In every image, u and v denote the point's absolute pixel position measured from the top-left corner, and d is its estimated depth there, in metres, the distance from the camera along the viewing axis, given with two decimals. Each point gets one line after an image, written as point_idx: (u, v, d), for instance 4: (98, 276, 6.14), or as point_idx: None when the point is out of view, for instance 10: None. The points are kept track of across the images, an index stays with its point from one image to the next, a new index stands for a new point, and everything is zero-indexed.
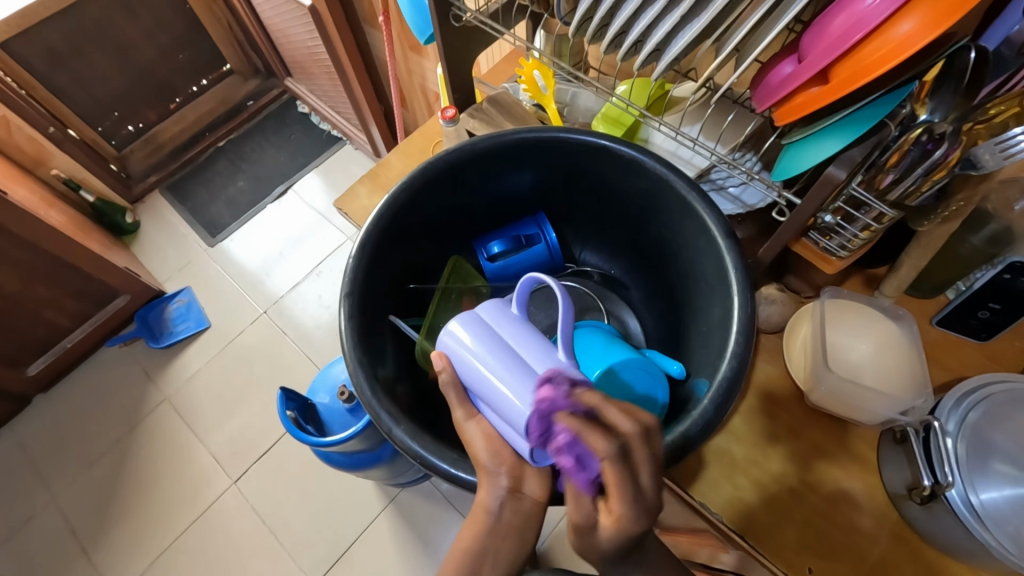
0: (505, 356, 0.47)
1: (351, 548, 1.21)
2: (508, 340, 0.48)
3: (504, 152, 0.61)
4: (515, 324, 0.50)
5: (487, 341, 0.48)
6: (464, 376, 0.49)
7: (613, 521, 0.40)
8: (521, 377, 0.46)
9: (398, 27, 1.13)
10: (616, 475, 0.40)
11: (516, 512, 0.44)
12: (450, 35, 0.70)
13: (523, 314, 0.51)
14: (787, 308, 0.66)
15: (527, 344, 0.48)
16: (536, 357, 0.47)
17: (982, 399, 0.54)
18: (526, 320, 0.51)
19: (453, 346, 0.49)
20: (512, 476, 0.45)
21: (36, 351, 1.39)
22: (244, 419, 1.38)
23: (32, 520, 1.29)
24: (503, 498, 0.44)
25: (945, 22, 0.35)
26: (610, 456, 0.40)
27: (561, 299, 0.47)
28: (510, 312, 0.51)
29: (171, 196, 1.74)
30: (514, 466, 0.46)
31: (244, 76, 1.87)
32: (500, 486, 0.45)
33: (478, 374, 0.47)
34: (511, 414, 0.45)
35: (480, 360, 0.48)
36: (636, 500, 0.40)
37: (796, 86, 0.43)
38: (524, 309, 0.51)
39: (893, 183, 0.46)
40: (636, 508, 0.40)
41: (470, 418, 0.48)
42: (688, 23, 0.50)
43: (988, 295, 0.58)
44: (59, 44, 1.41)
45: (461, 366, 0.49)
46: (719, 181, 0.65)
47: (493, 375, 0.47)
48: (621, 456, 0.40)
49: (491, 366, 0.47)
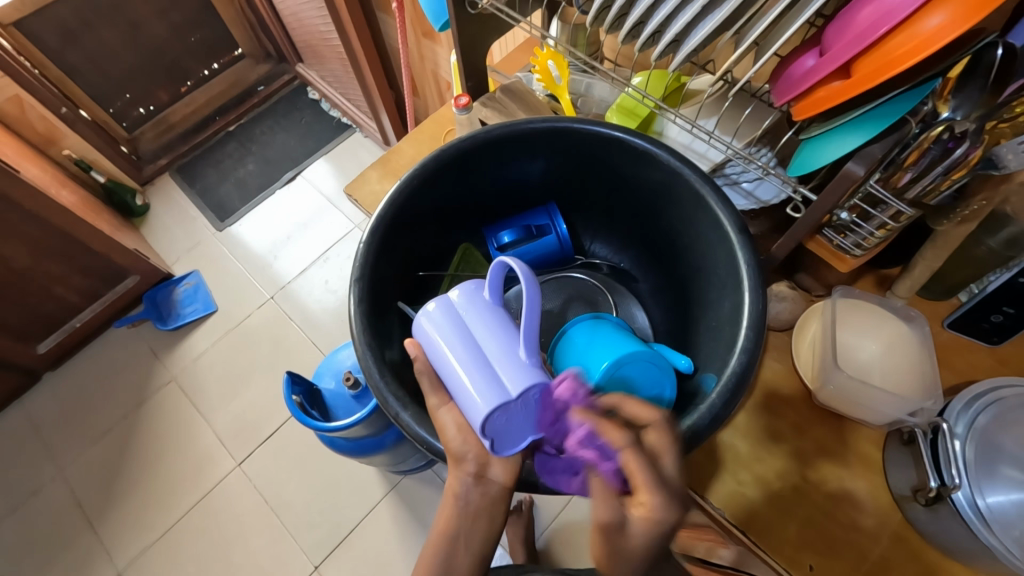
0: (474, 352, 0.48)
1: (352, 533, 1.22)
2: (480, 329, 0.49)
3: (517, 140, 0.61)
4: (486, 315, 0.50)
5: (458, 330, 0.49)
6: (436, 361, 0.50)
7: (644, 516, 0.42)
8: (488, 369, 0.47)
9: (412, 13, 1.12)
10: (640, 461, 0.43)
11: (483, 496, 0.47)
12: (465, 21, 0.69)
13: (494, 299, 0.52)
14: (797, 305, 0.66)
15: (496, 336, 0.49)
16: (500, 353, 0.48)
17: (993, 402, 0.54)
18: (497, 306, 0.51)
19: (426, 334, 0.50)
20: (478, 464, 0.46)
21: (46, 328, 1.41)
22: (248, 401, 1.39)
23: (39, 495, 1.31)
24: (470, 485, 0.46)
25: (974, 17, 0.34)
26: (630, 444, 0.43)
27: (527, 289, 0.47)
28: (482, 303, 0.51)
29: (180, 178, 1.74)
30: (480, 453, 0.46)
31: (255, 60, 1.87)
32: (465, 473, 0.46)
33: (448, 363, 0.48)
34: (471, 408, 0.46)
35: (453, 352, 0.48)
36: (656, 479, 0.42)
37: (817, 80, 0.43)
38: (496, 296, 0.52)
39: (912, 181, 0.45)
40: (658, 493, 0.42)
41: (443, 405, 0.49)
42: (709, 13, 0.49)
43: (1002, 299, 0.58)
44: (70, 22, 1.41)
45: (435, 355, 0.50)
46: (733, 176, 0.65)
47: (463, 361, 0.48)
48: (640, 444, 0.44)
49: (462, 359, 0.48)
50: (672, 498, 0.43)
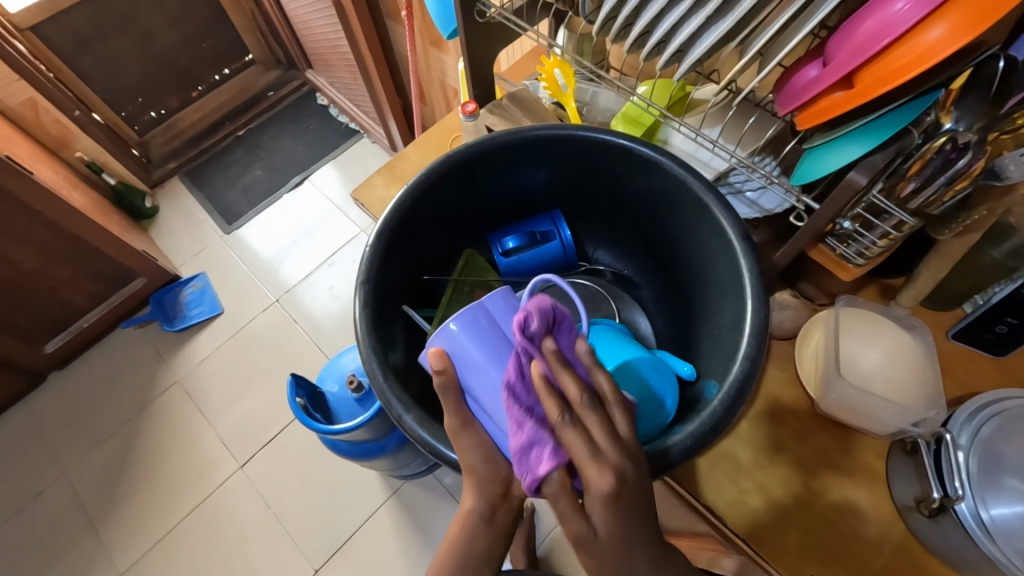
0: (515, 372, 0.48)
1: (353, 536, 1.22)
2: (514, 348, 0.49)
3: (522, 147, 0.61)
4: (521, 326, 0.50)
5: (491, 349, 0.49)
6: (467, 377, 0.49)
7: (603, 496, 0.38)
8: None
9: (421, 20, 1.14)
10: (576, 437, 0.39)
11: (500, 512, 0.45)
12: (473, 30, 0.70)
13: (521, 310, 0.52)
14: (800, 314, 0.66)
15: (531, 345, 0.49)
16: None
17: (996, 414, 0.54)
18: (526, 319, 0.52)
19: (460, 348, 0.49)
20: (499, 483, 0.45)
21: (55, 328, 1.42)
22: (253, 403, 1.39)
23: (44, 494, 1.32)
24: (487, 500, 0.45)
25: (975, 29, 0.35)
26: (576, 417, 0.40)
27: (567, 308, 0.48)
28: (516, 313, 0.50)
29: (190, 182, 1.76)
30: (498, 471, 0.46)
31: (265, 66, 1.89)
32: (485, 491, 0.45)
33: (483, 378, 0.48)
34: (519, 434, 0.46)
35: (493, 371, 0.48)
36: (597, 455, 0.39)
37: (819, 90, 0.44)
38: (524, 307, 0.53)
39: (914, 192, 0.46)
40: (602, 468, 0.38)
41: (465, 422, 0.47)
42: (713, 23, 0.49)
43: (1006, 310, 0.58)
44: (86, 29, 1.44)
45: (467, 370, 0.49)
46: (737, 185, 0.65)
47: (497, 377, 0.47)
48: (590, 405, 0.41)
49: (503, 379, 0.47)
50: (612, 475, 0.38)
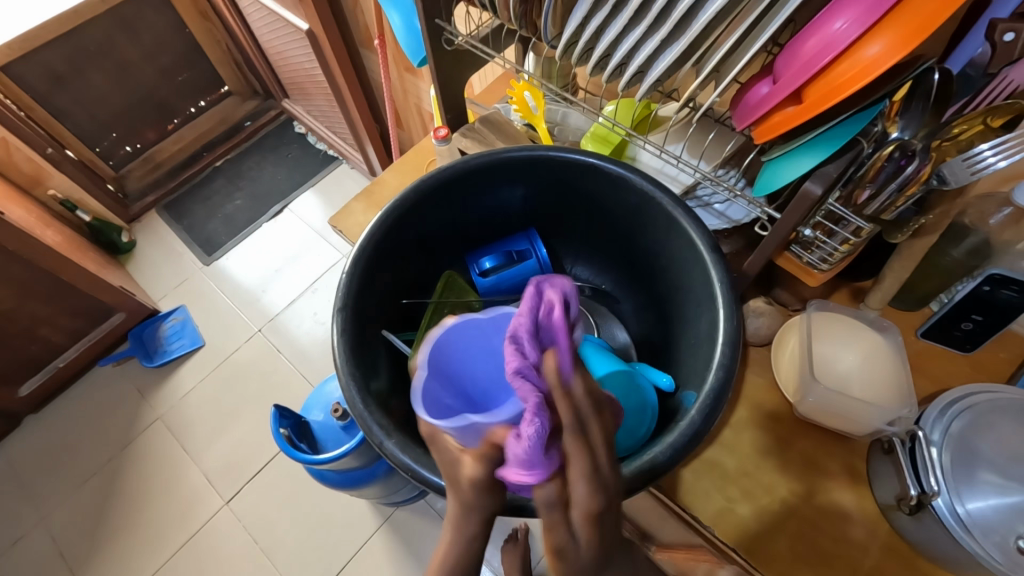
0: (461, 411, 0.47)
1: (345, 568, 1.19)
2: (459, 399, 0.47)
3: (495, 169, 0.63)
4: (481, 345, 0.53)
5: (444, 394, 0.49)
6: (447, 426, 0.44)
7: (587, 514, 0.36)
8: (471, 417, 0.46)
9: (393, 49, 1.16)
10: (579, 445, 0.36)
11: None
12: (442, 57, 0.72)
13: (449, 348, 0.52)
14: (774, 320, 0.67)
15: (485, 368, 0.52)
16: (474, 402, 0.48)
17: (966, 408, 0.55)
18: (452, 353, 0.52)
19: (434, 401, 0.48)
20: None
21: (29, 370, 1.39)
22: (237, 436, 1.37)
23: (20, 543, 1.27)
24: None
25: (909, 45, 0.37)
26: (571, 432, 0.36)
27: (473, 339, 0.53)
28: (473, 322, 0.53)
29: (168, 215, 1.75)
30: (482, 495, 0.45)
31: (242, 97, 1.90)
32: None
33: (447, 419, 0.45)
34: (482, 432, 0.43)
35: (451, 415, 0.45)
36: (595, 471, 0.36)
37: (772, 105, 0.46)
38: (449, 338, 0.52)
39: (870, 199, 0.47)
40: (594, 488, 0.36)
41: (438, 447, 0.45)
42: (669, 46, 0.51)
43: (970, 307, 0.59)
44: (59, 67, 1.44)
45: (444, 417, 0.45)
46: (705, 198, 0.67)
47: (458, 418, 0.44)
48: (594, 403, 0.38)
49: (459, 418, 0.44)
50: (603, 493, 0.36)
